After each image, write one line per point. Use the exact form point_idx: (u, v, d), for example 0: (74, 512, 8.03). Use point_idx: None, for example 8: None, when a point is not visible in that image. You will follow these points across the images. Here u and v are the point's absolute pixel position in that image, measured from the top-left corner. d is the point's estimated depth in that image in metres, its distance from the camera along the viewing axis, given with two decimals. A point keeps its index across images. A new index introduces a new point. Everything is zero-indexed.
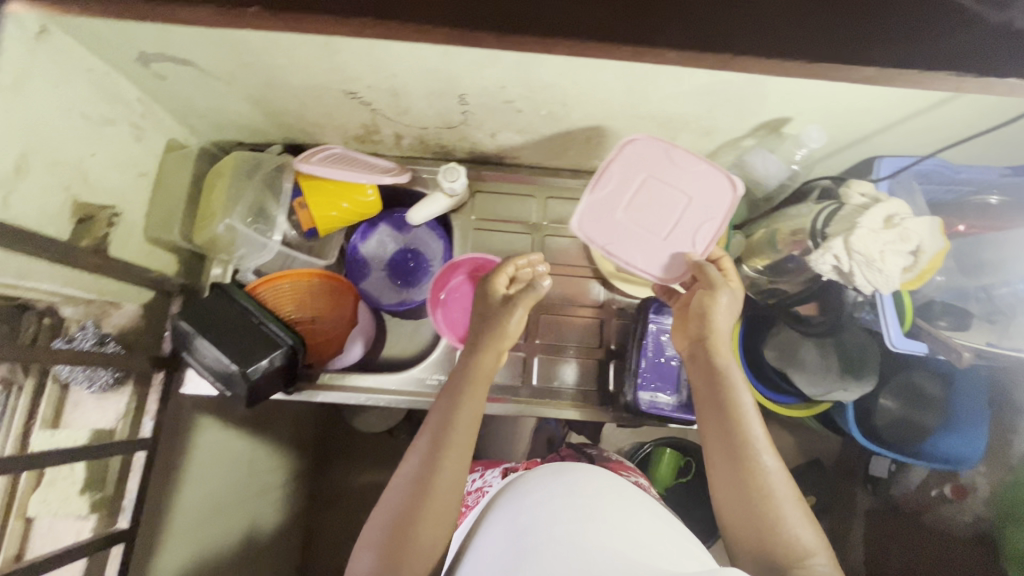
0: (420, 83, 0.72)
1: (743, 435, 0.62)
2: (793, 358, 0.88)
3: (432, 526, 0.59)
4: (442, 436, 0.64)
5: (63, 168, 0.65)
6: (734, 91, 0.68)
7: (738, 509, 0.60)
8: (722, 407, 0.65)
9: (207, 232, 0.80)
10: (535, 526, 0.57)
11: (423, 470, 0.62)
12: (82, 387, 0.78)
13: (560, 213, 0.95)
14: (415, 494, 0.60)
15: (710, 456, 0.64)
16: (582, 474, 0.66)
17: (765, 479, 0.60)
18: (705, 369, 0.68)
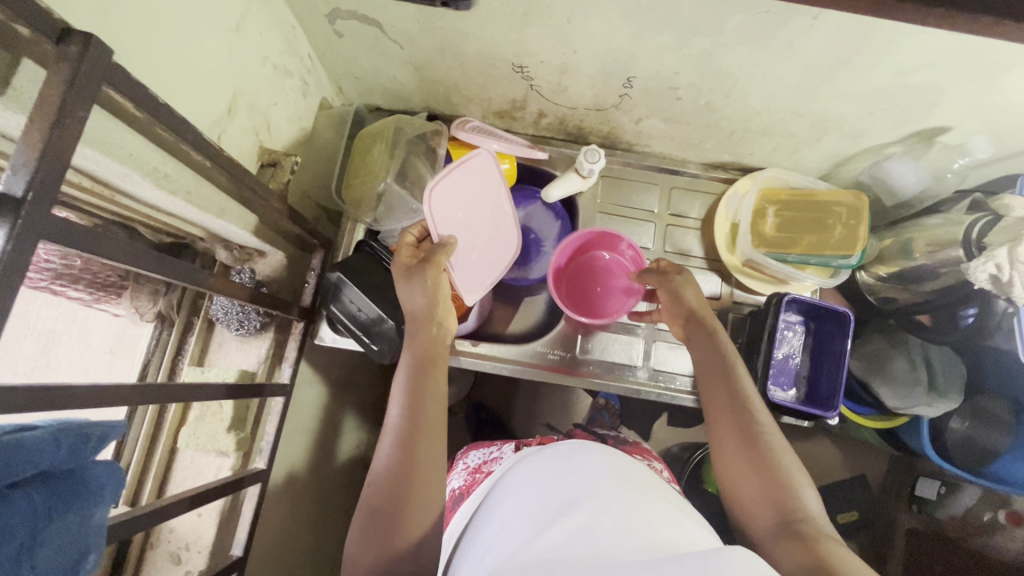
0: (593, 63, 0.73)
1: (744, 410, 0.67)
2: (880, 368, 0.94)
3: (429, 467, 0.61)
4: (426, 379, 0.66)
5: (256, 114, 0.68)
6: (906, 97, 0.69)
7: (744, 478, 0.64)
8: (726, 386, 0.70)
9: (364, 189, 0.84)
10: (549, 503, 0.53)
11: (415, 408, 0.64)
12: (229, 329, 0.80)
13: (682, 204, 0.97)
14: (411, 433, 0.62)
15: (719, 434, 0.68)
16: (587, 455, 0.63)
17: (770, 449, 0.64)
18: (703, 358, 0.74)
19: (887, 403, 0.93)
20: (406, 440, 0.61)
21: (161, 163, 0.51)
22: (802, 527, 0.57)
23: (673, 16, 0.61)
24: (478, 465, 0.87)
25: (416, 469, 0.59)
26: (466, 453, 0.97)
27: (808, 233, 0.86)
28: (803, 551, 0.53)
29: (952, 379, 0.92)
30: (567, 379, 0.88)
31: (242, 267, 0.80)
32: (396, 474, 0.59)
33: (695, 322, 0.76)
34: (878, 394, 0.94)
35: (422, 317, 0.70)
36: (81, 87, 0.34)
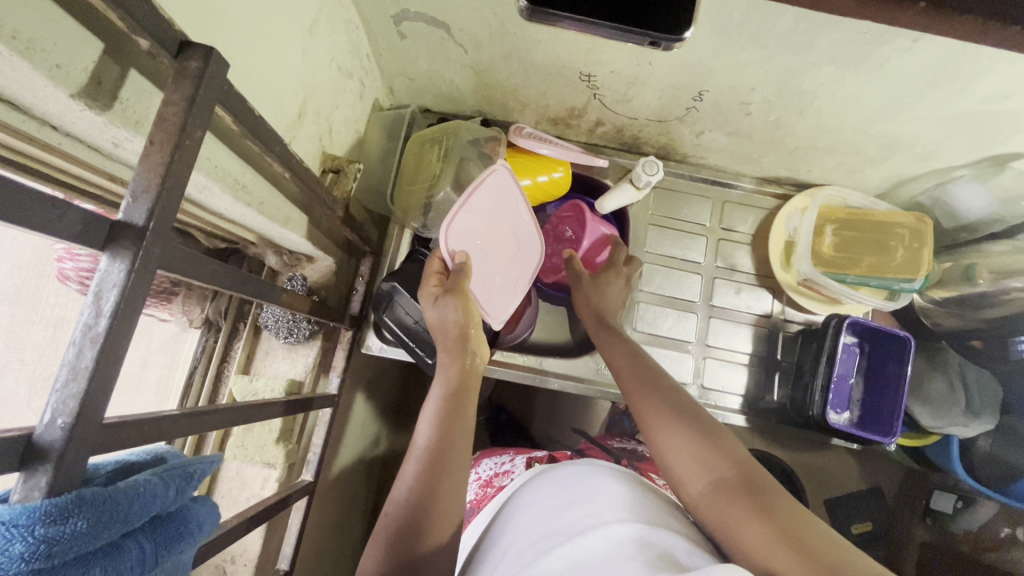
0: (667, 76, 0.71)
1: (655, 380, 0.65)
2: (917, 388, 0.92)
3: (450, 500, 0.56)
4: (457, 412, 0.62)
5: (320, 119, 0.65)
6: (989, 123, 0.68)
7: (665, 440, 0.58)
8: (633, 363, 0.68)
9: (419, 195, 0.81)
10: (555, 531, 0.52)
11: (439, 440, 0.58)
12: (278, 337, 0.78)
13: (733, 218, 0.95)
14: (435, 468, 0.56)
15: (637, 406, 0.64)
16: (598, 478, 0.61)
17: (691, 410, 0.60)
18: (631, 356, 0.70)
19: (922, 422, 0.91)
20: (429, 475, 0.56)
21: (240, 173, 0.49)
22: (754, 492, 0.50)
23: (766, 32, 0.59)
24: (488, 477, 0.86)
25: (434, 507, 0.54)
26: (478, 462, 0.96)
27: (868, 254, 0.84)
28: (750, 507, 0.48)
29: (988, 399, 0.90)
30: (618, 394, 0.86)
31: (293, 274, 0.77)
32: (416, 513, 0.53)
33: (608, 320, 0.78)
34: (915, 413, 0.92)
35: (454, 341, 0.68)
36: (202, 104, 0.32)
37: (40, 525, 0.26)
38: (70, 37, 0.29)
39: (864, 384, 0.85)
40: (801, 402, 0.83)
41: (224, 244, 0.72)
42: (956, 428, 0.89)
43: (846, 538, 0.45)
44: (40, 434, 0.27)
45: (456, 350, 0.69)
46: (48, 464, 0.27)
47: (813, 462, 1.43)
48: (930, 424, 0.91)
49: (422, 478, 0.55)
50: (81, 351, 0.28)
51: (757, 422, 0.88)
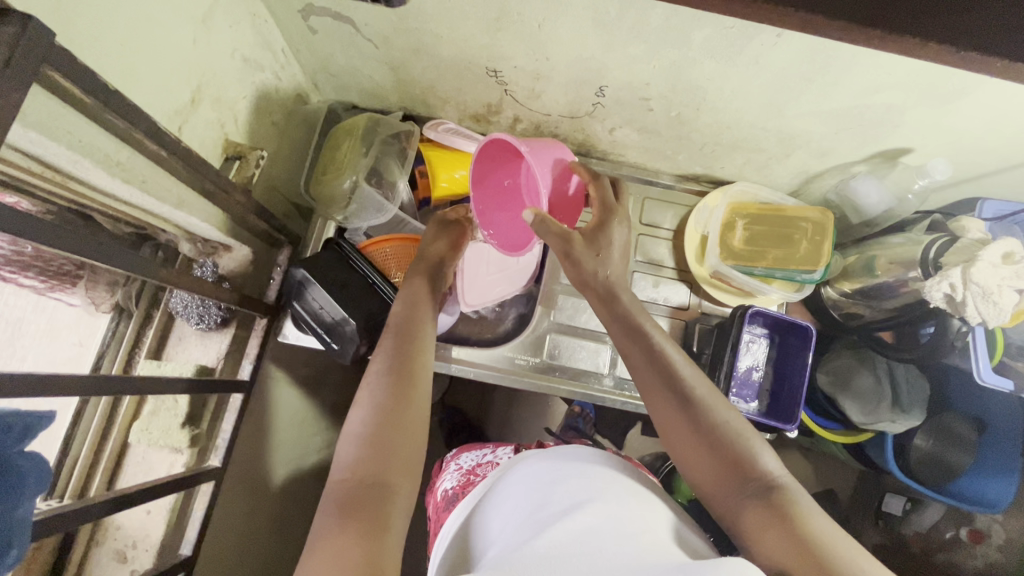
0: (566, 72, 0.74)
1: (680, 386, 0.59)
2: (847, 384, 0.95)
3: (413, 445, 0.55)
4: (409, 352, 0.62)
5: (223, 107, 0.67)
6: (869, 118, 0.71)
7: (694, 455, 0.57)
8: (652, 360, 0.62)
9: (335, 186, 0.82)
10: (548, 504, 0.55)
11: (391, 379, 0.59)
12: (189, 323, 0.80)
13: (655, 214, 0.97)
14: (390, 405, 0.56)
15: (661, 418, 0.60)
16: (581, 456, 0.64)
17: (718, 424, 0.57)
18: (626, 326, 0.65)
19: (852, 417, 0.94)
20: (386, 415, 0.55)
21: (114, 151, 0.51)
22: (773, 494, 0.52)
23: (641, 27, 0.62)
24: (471, 467, 0.86)
25: (393, 444, 0.53)
26: (458, 456, 0.95)
27: (774, 247, 0.87)
28: (779, 526, 0.49)
29: (916, 392, 0.93)
30: (533, 383, 0.88)
31: (206, 261, 0.79)
32: (375, 451, 0.52)
33: (613, 292, 0.67)
34: (845, 409, 0.94)
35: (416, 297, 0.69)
36: (18, 66, 0.34)
37: None
38: None
39: (773, 374, 0.87)
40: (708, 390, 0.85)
41: (132, 230, 0.73)
42: (886, 421, 0.91)
43: (856, 541, 0.48)
44: None
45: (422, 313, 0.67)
46: None
47: None
48: (862, 420, 0.93)
49: (375, 419, 0.55)
50: None
51: None
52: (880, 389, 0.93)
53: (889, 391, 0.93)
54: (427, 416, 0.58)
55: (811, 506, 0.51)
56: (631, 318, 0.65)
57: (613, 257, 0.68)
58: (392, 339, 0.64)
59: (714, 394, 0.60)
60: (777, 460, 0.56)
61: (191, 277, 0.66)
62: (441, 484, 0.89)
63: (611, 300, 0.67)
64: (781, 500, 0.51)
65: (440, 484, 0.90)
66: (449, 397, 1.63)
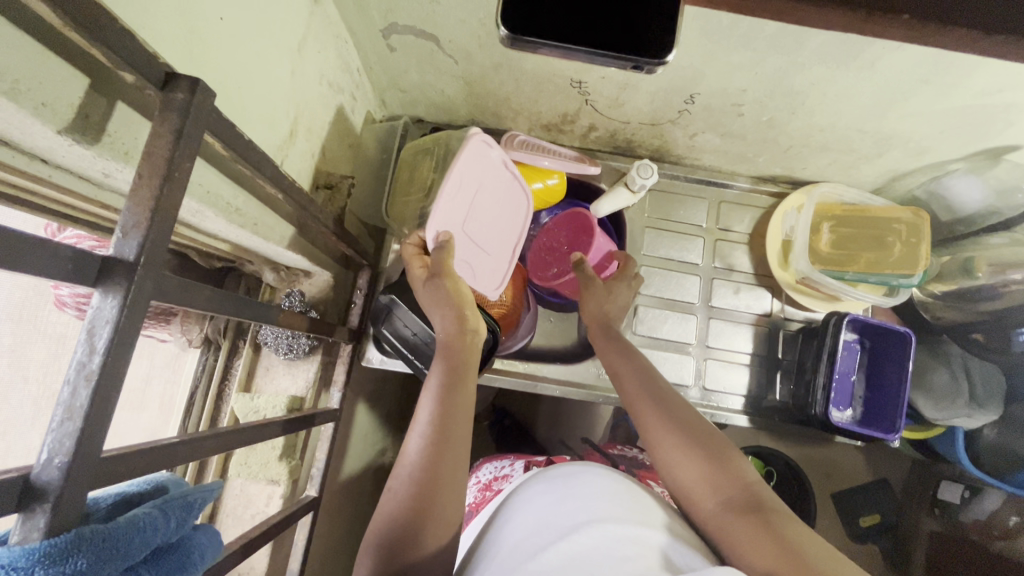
0: (658, 81, 0.71)
1: (669, 398, 0.62)
2: (922, 381, 0.93)
3: (446, 498, 0.54)
4: (451, 401, 0.60)
5: (313, 135, 0.65)
6: (982, 117, 0.67)
7: (675, 459, 0.57)
8: (641, 379, 0.65)
9: (413, 206, 0.80)
10: (550, 524, 0.52)
11: (433, 434, 0.57)
12: (277, 353, 0.78)
13: (731, 218, 0.95)
14: (432, 463, 0.55)
15: (645, 429, 0.61)
16: (586, 473, 0.60)
17: (705, 435, 0.58)
18: (616, 348, 0.71)
19: (925, 413, 0.93)
20: (420, 479, 0.54)
21: (232, 197, 0.49)
22: (752, 502, 0.51)
23: (754, 35, 0.59)
24: (488, 480, 0.87)
25: (432, 513, 0.53)
26: (477, 467, 0.97)
27: (866, 250, 0.85)
28: (756, 528, 0.48)
29: (992, 389, 0.91)
30: (618, 400, 0.86)
31: (291, 290, 0.77)
32: (413, 524, 0.52)
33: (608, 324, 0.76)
34: (918, 406, 0.93)
35: (452, 346, 0.66)
36: (190, 134, 0.32)
37: (39, 567, 0.26)
38: (54, 73, 0.29)
39: (867, 380, 0.85)
40: (804, 401, 0.82)
41: (221, 263, 0.72)
42: (960, 420, 0.90)
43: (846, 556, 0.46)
44: (36, 474, 0.27)
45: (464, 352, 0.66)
46: (45, 504, 0.27)
47: (821, 459, 1.42)
48: (933, 416, 0.92)
49: (415, 481, 0.54)
50: (75, 389, 0.28)
51: (768, 423, 0.88)
52: (954, 385, 0.91)
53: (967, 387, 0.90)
54: (460, 467, 0.57)
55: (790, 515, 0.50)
56: (623, 346, 0.70)
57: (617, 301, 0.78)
58: (437, 381, 0.62)
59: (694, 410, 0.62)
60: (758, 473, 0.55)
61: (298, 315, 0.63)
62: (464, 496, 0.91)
63: (604, 329, 0.75)
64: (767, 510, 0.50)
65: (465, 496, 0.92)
66: (498, 399, 1.63)
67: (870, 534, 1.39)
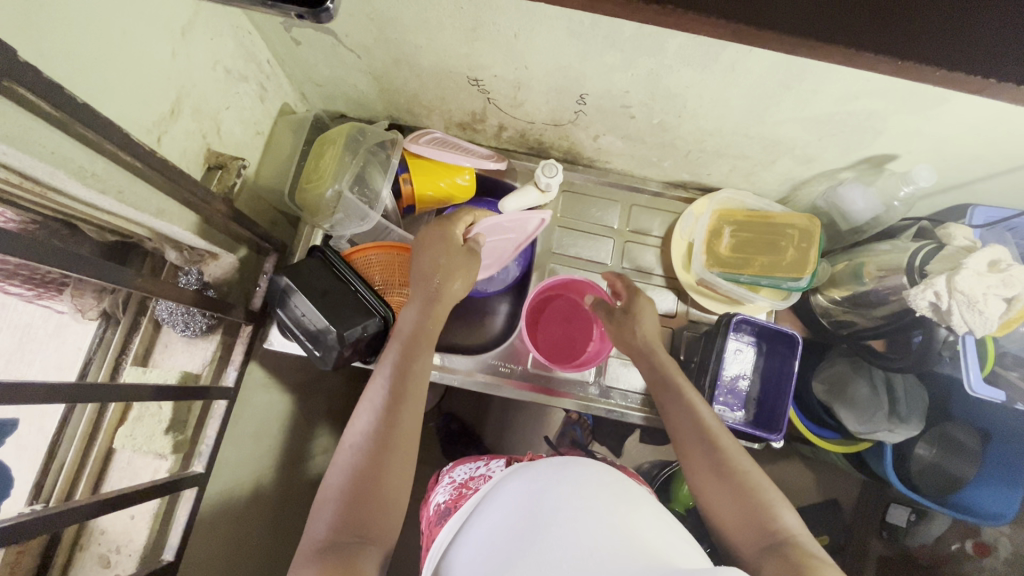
0: (546, 80, 0.74)
1: (714, 445, 0.66)
2: (842, 393, 0.93)
3: (390, 489, 0.61)
4: (393, 415, 0.65)
5: (204, 117, 0.68)
6: (851, 123, 0.70)
7: (719, 506, 0.62)
8: (686, 418, 0.70)
9: (318, 193, 0.83)
10: (534, 515, 0.58)
11: (376, 438, 0.63)
12: (175, 330, 0.80)
13: (643, 220, 0.97)
14: (367, 468, 0.61)
15: (696, 471, 0.66)
16: (567, 469, 0.67)
17: (751, 490, 0.61)
18: (663, 382, 0.75)
19: (849, 427, 0.91)
20: (362, 475, 0.60)
21: (89, 161, 0.52)
22: (784, 546, 0.55)
23: (616, 36, 0.62)
24: (463, 480, 0.86)
25: (375, 505, 0.59)
26: (452, 469, 0.96)
27: (760, 255, 0.87)
28: (784, 569, 0.52)
29: (915, 406, 0.91)
30: (514, 392, 0.88)
31: (191, 269, 0.78)
32: (351, 514, 0.58)
33: (650, 347, 0.79)
34: (841, 419, 0.93)
35: (412, 347, 0.70)
36: None
37: None
38: None
39: (761, 382, 0.86)
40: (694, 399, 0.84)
41: (117, 238, 0.72)
42: (879, 433, 0.88)
43: None
44: None
45: (422, 345, 0.71)
46: None
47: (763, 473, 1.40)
48: (856, 431, 0.91)
49: (358, 471, 0.61)
50: None
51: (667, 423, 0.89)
52: (875, 399, 0.90)
53: (884, 399, 0.91)
54: (407, 464, 0.63)
55: (827, 560, 0.53)
56: (666, 376, 0.75)
57: (646, 324, 0.80)
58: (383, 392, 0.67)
59: (756, 466, 0.64)
60: (798, 517, 0.59)
61: (171, 287, 0.66)
62: (435, 498, 0.88)
63: (648, 357, 0.78)
64: (794, 550, 0.54)
65: (434, 498, 0.90)
66: (446, 402, 1.63)
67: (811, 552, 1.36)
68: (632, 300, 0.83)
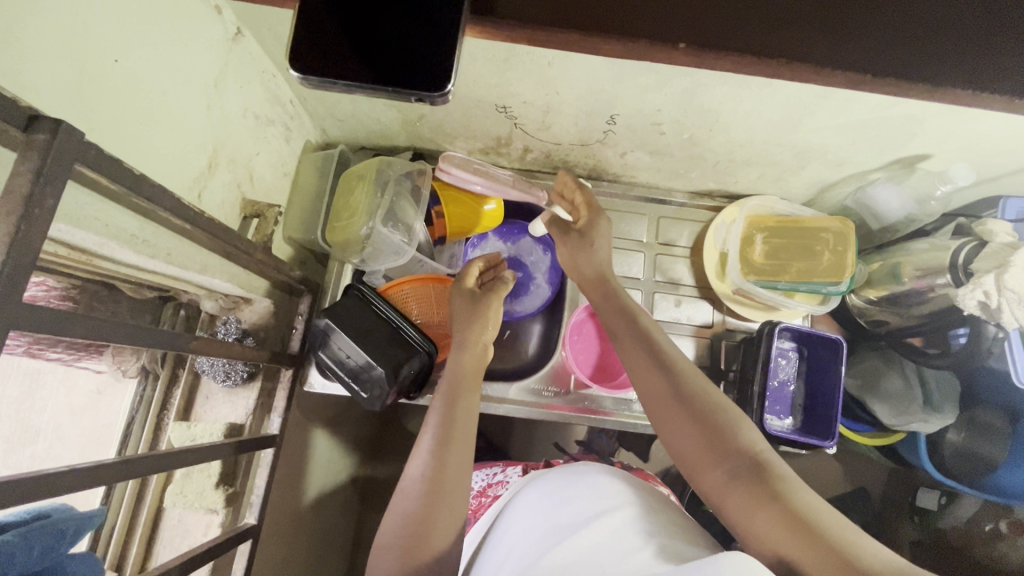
0: (576, 104, 0.73)
1: (674, 373, 0.65)
2: (874, 386, 0.94)
3: (445, 529, 0.60)
4: (444, 461, 0.63)
5: (238, 165, 0.67)
6: (886, 127, 0.70)
7: (684, 438, 0.61)
8: (648, 353, 0.67)
9: (350, 231, 0.82)
10: (559, 524, 0.59)
11: (426, 482, 0.62)
12: (215, 381, 0.78)
13: (671, 232, 0.97)
14: (421, 515, 0.59)
15: (659, 407, 0.64)
16: (583, 475, 0.68)
17: (715, 417, 0.60)
18: (622, 321, 0.72)
19: (884, 420, 0.93)
20: (413, 521, 0.59)
21: (138, 228, 0.51)
22: (759, 474, 0.55)
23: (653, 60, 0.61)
24: (482, 488, 0.88)
25: (430, 547, 0.58)
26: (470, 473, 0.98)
27: (796, 260, 0.87)
28: (767, 500, 0.52)
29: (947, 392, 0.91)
30: (556, 415, 0.87)
31: (229, 317, 0.77)
32: (409, 570, 0.57)
33: (605, 279, 0.78)
34: (874, 412, 0.94)
35: (459, 385, 0.71)
36: (51, 174, 0.34)
37: None
38: None
39: (807, 388, 0.86)
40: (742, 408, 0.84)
41: (154, 293, 0.71)
42: (915, 425, 0.90)
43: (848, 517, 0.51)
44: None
45: (467, 388, 0.72)
46: None
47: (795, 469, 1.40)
48: (891, 424, 0.92)
49: (413, 520, 0.59)
50: None
51: None
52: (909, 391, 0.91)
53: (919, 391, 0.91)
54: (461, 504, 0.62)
55: (795, 479, 0.55)
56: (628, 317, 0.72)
57: (600, 253, 0.80)
58: (431, 437, 0.66)
59: (715, 393, 0.63)
60: (759, 435, 0.60)
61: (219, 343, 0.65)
62: None
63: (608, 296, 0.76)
64: (771, 477, 0.54)
65: None
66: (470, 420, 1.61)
67: None
68: (592, 220, 0.81)
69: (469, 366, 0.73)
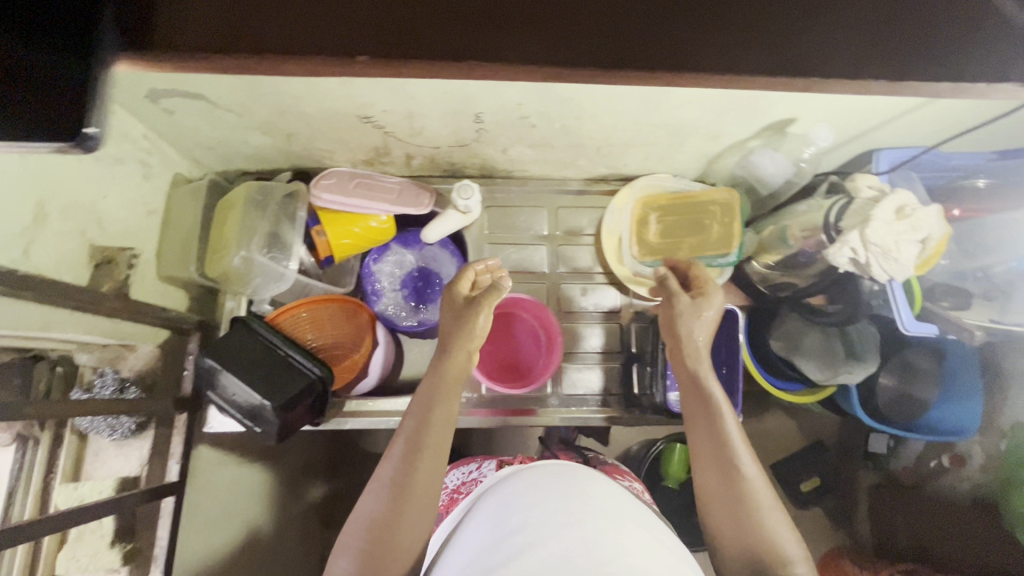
0: (436, 107, 0.72)
1: (734, 461, 0.59)
2: (801, 345, 0.92)
3: (405, 543, 0.55)
4: (412, 466, 0.58)
5: (80, 213, 0.64)
6: (743, 97, 0.70)
7: (724, 519, 0.58)
8: (709, 411, 0.63)
9: (223, 264, 0.80)
10: (532, 523, 0.54)
11: (389, 489, 0.57)
12: (102, 436, 0.75)
13: (571, 221, 0.96)
14: (384, 521, 0.55)
15: (705, 470, 0.61)
16: (568, 471, 0.63)
17: (756, 506, 0.57)
18: (687, 365, 0.66)
19: (812, 376, 0.91)
20: (374, 531, 0.55)
21: None
22: None
23: None
24: (455, 486, 0.81)
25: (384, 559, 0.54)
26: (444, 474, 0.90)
27: (687, 235, 0.87)
28: None
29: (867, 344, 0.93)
30: (469, 421, 0.85)
31: (105, 369, 0.72)
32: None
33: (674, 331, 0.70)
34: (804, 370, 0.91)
35: (438, 389, 0.65)
36: None
37: None
38: None
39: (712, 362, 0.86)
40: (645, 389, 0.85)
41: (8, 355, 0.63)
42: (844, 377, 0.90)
43: None
44: None
45: (447, 395, 0.64)
46: None
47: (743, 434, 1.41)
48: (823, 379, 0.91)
49: (372, 529, 0.55)
50: None
51: (628, 418, 0.89)
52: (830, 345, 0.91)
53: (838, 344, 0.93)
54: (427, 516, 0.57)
55: None
56: (689, 365, 0.66)
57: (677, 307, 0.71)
58: (401, 446, 0.60)
59: (762, 474, 0.59)
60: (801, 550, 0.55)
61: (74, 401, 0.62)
62: None
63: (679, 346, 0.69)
64: None
65: None
66: None
67: (811, 497, 1.29)
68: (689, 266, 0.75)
69: (450, 375, 0.66)
